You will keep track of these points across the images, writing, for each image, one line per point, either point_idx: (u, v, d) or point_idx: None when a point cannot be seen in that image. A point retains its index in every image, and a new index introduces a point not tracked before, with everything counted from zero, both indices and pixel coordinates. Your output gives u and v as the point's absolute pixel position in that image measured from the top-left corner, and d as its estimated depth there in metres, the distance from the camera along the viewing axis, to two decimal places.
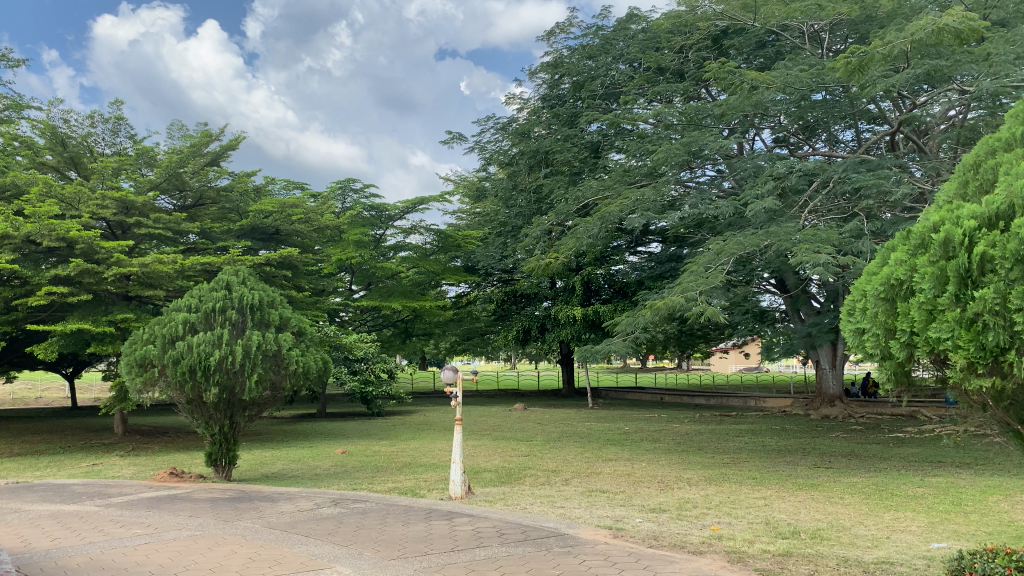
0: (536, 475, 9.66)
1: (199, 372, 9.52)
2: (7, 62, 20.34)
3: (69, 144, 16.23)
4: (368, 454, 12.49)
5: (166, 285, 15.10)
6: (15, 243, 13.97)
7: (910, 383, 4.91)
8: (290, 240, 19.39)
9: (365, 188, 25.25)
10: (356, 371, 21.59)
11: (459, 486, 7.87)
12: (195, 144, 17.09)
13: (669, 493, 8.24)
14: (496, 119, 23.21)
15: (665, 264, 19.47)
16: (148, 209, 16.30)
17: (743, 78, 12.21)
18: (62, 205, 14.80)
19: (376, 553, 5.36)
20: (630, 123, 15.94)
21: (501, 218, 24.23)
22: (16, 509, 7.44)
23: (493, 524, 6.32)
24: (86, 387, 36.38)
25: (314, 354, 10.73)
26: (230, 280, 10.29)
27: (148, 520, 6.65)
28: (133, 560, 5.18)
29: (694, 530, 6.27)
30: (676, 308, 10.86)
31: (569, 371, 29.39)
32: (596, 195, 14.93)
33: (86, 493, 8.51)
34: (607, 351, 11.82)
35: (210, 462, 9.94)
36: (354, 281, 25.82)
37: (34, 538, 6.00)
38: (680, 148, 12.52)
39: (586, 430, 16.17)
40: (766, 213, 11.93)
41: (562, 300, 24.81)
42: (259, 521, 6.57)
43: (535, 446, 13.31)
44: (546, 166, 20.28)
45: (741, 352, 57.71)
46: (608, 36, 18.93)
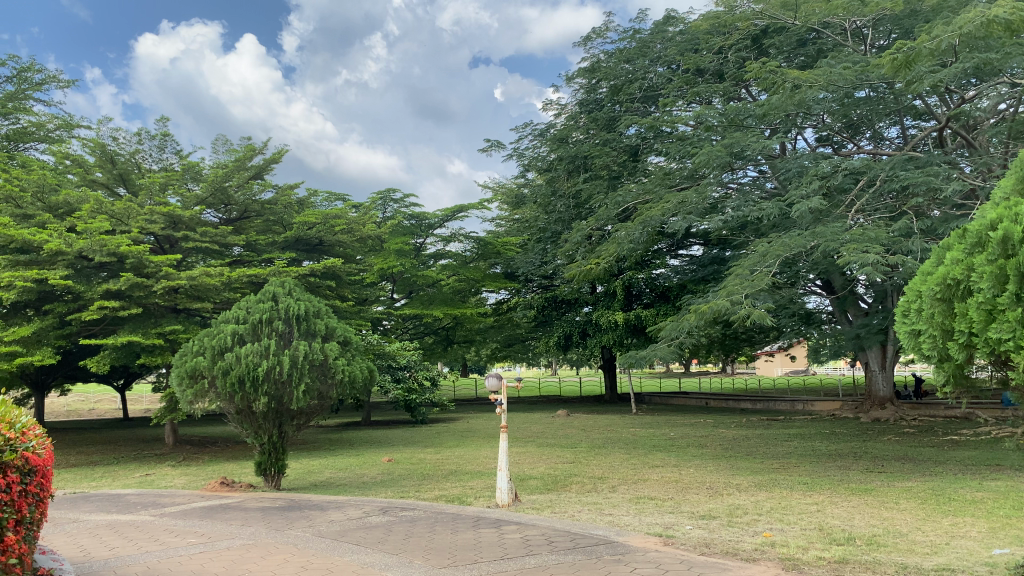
0: (584, 483, 9.59)
1: (247, 382, 9.63)
2: (59, 84, 20.98)
3: (117, 161, 16.63)
4: (415, 461, 12.57)
5: (214, 297, 15.38)
6: (68, 258, 14.39)
7: (969, 385, 4.82)
8: (333, 251, 19.63)
9: (405, 197, 25.41)
10: (400, 380, 21.61)
11: (506, 494, 7.85)
12: (240, 158, 17.41)
13: (719, 499, 8.14)
14: (534, 125, 23.35)
15: (708, 267, 19.44)
16: (195, 223, 16.64)
17: (784, 77, 11.99)
18: (112, 221, 15.18)
19: (427, 561, 5.36)
20: (669, 126, 15.77)
21: (541, 224, 24.25)
22: (74, 519, 7.62)
23: (543, 532, 6.30)
24: (137, 400, 37.43)
25: (360, 363, 10.82)
26: (276, 291, 10.44)
27: (202, 529, 6.77)
28: (189, 569, 5.28)
29: (746, 536, 6.17)
30: (721, 311, 10.68)
31: (612, 376, 29.25)
32: (637, 199, 14.88)
33: (140, 502, 8.69)
34: (651, 356, 11.64)
35: (260, 471, 10.02)
36: (396, 290, 26.01)
37: (91, 548, 6.12)
38: (722, 150, 12.37)
39: (632, 437, 16.01)
40: (812, 213, 11.69)
41: (603, 304, 24.64)
42: (310, 529, 6.65)
43: (582, 452, 13.26)
44: (585, 170, 20.56)
45: (787, 356, 57.12)
46: (645, 40, 18.93)
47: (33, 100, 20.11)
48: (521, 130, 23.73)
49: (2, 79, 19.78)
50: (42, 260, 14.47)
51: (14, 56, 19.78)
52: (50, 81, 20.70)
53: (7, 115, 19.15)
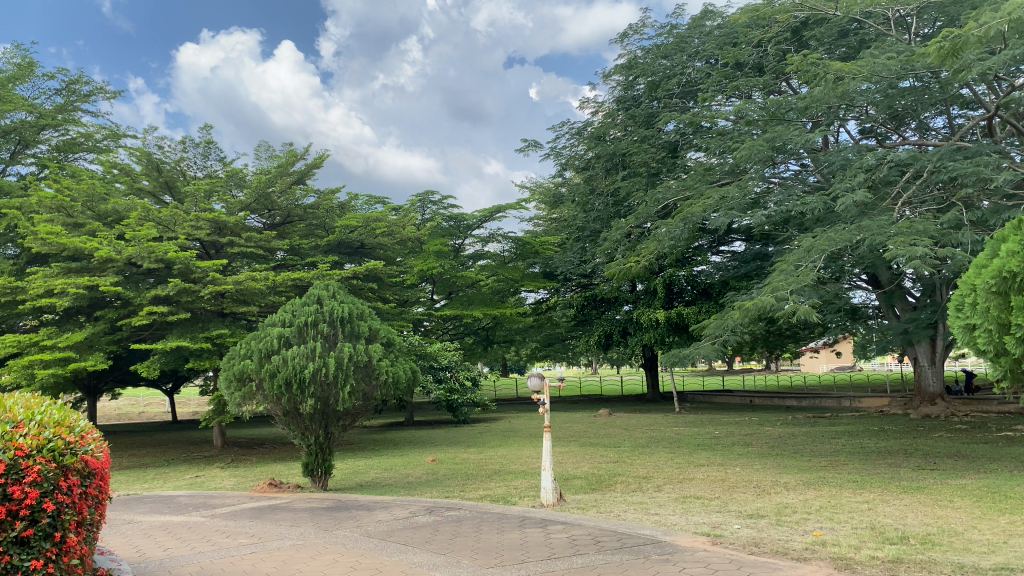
0: (629, 482, 9.53)
1: (294, 384, 9.75)
2: (105, 95, 21.47)
3: (163, 169, 16.97)
4: (459, 462, 12.62)
5: (260, 300, 15.61)
6: (119, 265, 14.75)
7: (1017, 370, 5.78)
8: (374, 253, 19.79)
9: (443, 199, 25.52)
10: (442, 380, 21.76)
11: (551, 494, 7.85)
12: (282, 164, 17.66)
13: (767, 498, 8.04)
14: (571, 123, 23.32)
15: (751, 263, 19.21)
16: (240, 228, 16.91)
17: (827, 69, 11.78)
18: (160, 228, 15.51)
19: (474, 561, 5.39)
20: (708, 121, 15.63)
21: (580, 223, 24.15)
22: (129, 520, 7.80)
23: (589, 532, 6.28)
24: (184, 403, 38.19)
25: (403, 364, 10.89)
26: (320, 294, 10.58)
27: (252, 530, 6.88)
28: (241, 569, 5.37)
29: (796, 535, 6.09)
30: (766, 308, 10.54)
31: (654, 374, 29.06)
32: (676, 196, 14.80)
33: (192, 503, 8.85)
34: (695, 354, 11.53)
35: (307, 471, 10.18)
36: (436, 291, 26.15)
37: (147, 548, 6.26)
38: (763, 144, 12.20)
39: (675, 436, 15.88)
40: (858, 206, 11.46)
41: (644, 302, 24.47)
42: (357, 529, 6.72)
43: (626, 451, 13.19)
44: (624, 167, 20.51)
45: (833, 352, 56.10)
46: (683, 34, 18.84)
47: (81, 111, 20.61)
48: (558, 129, 23.72)
49: (51, 92, 20.30)
50: (93, 267, 14.85)
51: (62, 69, 20.28)
52: (97, 93, 21.20)
53: (56, 127, 19.65)
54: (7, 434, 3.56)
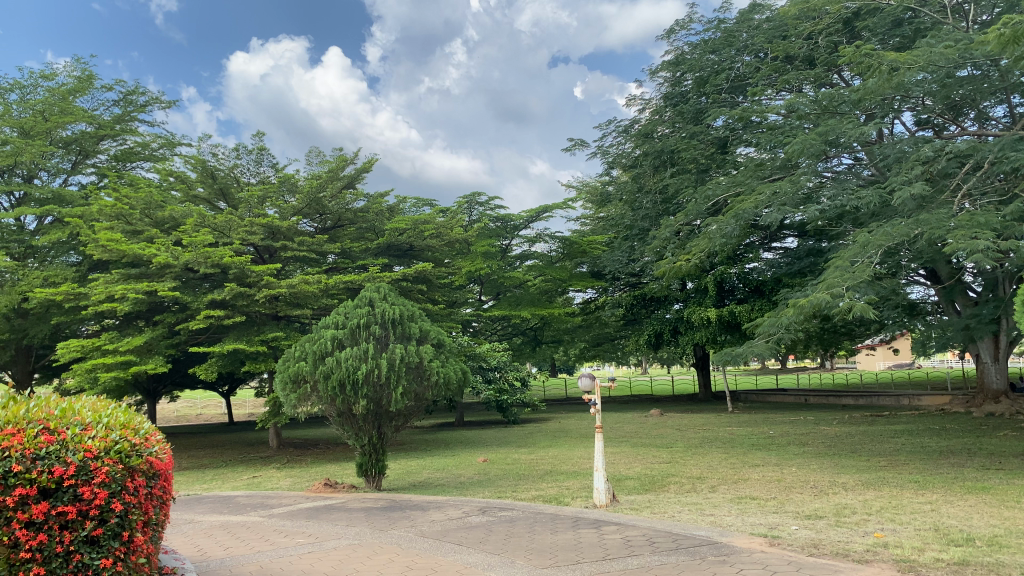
0: (682, 483, 9.45)
1: (348, 386, 9.88)
2: (160, 105, 22.01)
3: (217, 176, 17.36)
4: (511, 462, 12.65)
5: (313, 303, 15.85)
6: (176, 270, 15.13)
7: None
8: (423, 255, 19.93)
9: (490, 200, 25.61)
10: (491, 381, 21.86)
11: (604, 495, 7.82)
12: (332, 168, 17.91)
13: (825, 498, 7.89)
14: (618, 121, 23.19)
15: (805, 259, 18.88)
16: (292, 233, 17.21)
17: (881, 60, 11.49)
18: (215, 233, 15.85)
19: (529, 561, 5.40)
20: (759, 116, 15.42)
21: (627, 222, 23.99)
22: (191, 520, 7.98)
23: (643, 532, 6.25)
24: (240, 405, 39.00)
25: (454, 365, 10.93)
26: (372, 296, 10.73)
27: (309, 530, 6.98)
28: (300, 568, 5.45)
29: (856, 536, 5.97)
30: (821, 305, 10.35)
31: (706, 374, 28.74)
32: (727, 192, 14.64)
33: (250, 503, 9.03)
34: (748, 353, 11.37)
35: (361, 471, 10.35)
36: (484, 292, 26.26)
37: (208, 547, 6.40)
38: (816, 138, 11.98)
39: (728, 436, 15.68)
40: (915, 200, 11.18)
41: (695, 301, 24.20)
42: (412, 529, 6.77)
43: (678, 452, 13.06)
44: (672, 164, 20.35)
45: (890, 349, 54.74)
46: (731, 29, 18.65)
47: (138, 121, 21.17)
48: (605, 128, 23.62)
49: (109, 103, 20.89)
50: (151, 273, 15.24)
51: (120, 81, 20.86)
52: (153, 103, 21.76)
53: (115, 137, 20.21)
54: (76, 437, 3.68)
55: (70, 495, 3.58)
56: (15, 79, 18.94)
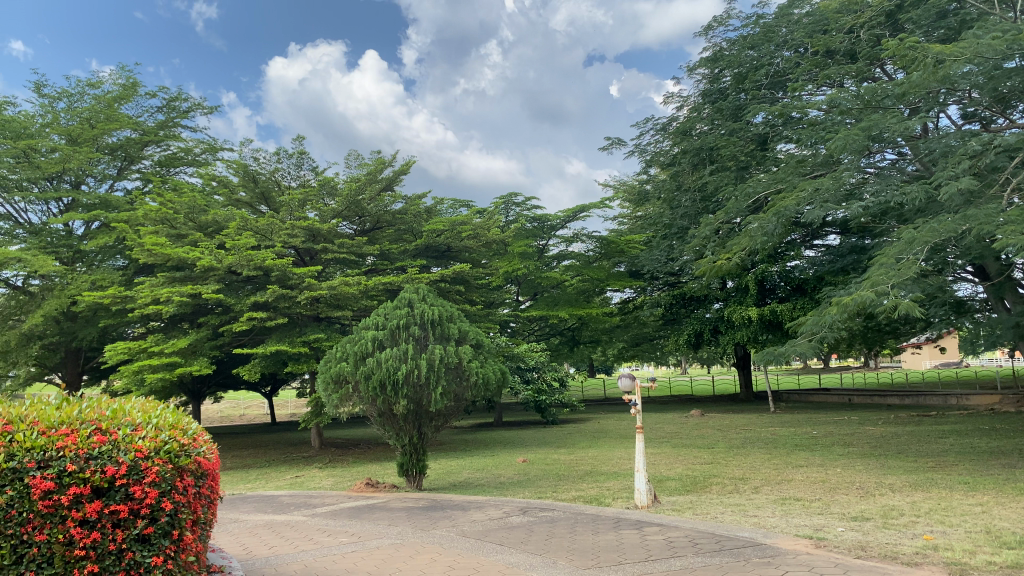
0: (724, 483, 9.37)
1: (388, 386, 9.96)
2: (202, 111, 22.39)
3: (259, 181, 17.67)
4: (550, 462, 12.63)
5: (353, 304, 15.99)
6: (220, 273, 15.39)
7: None
8: (460, 256, 19.99)
9: (527, 200, 25.61)
10: (529, 381, 21.91)
11: (646, 495, 7.77)
12: (370, 171, 18.06)
13: (871, 500, 7.75)
14: (656, 120, 23.06)
15: (848, 257, 18.55)
16: (332, 235, 17.40)
17: (926, 52, 11.28)
18: (257, 236, 16.09)
19: (571, 562, 5.38)
20: (799, 111, 15.21)
21: (665, 221, 23.81)
22: (236, 519, 8.11)
23: (685, 534, 6.20)
24: (282, 405, 39.51)
25: (493, 365, 10.93)
26: (411, 297, 10.80)
27: (352, 529, 7.04)
28: (343, 567, 5.50)
29: (905, 539, 5.85)
30: (866, 304, 10.16)
31: (747, 373, 28.43)
32: (768, 189, 14.47)
33: (293, 503, 9.15)
34: (791, 352, 11.21)
35: (402, 471, 10.44)
36: (521, 292, 26.28)
37: (254, 546, 6.49)
38: (859, 133, 11.80)
39: (771, 436, 15.49)
40: (963, 195, 10.92)
41: (735, 300, 23.93)
42: (454, 528, 6.80)
43: (720, 452, 12.95)
44: (711, 162, 20.18)
45: (936, 348, 53.55)
46: (770, 25, 18.51)
47: (180, 127, 21.55)
48: (643, 126, 23.50)
49: (153, 110, 21.30)
50: (195, 276, 15.52)
51: (163, 88, 21.27)
52: (195, 109, 22.15)
53: (159, 143, 20.61)
54: (127, 437, 3.75)
55: (123, 494, 3.66)
56: (63, 87, 19.41)
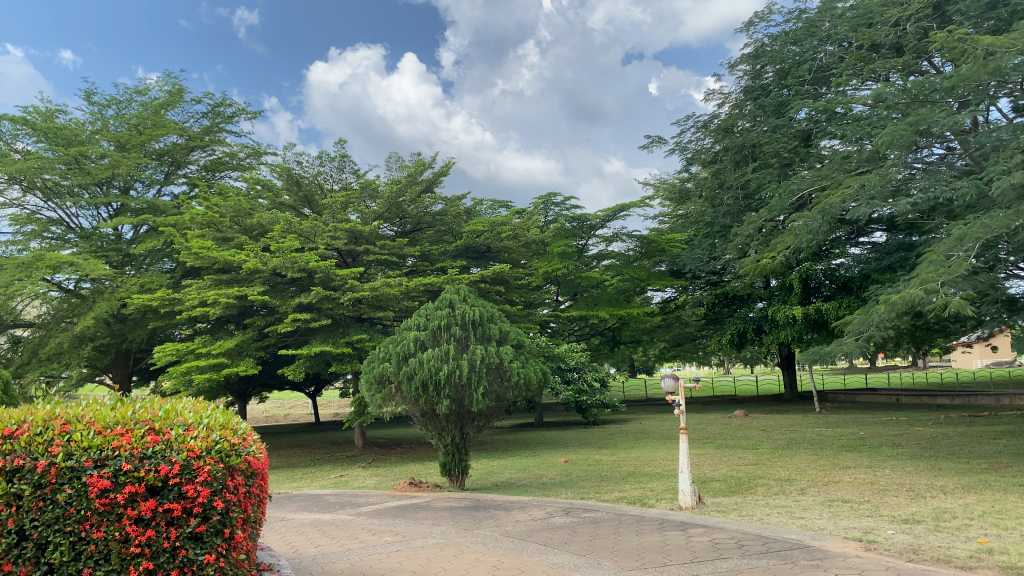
0: (770, 485, 9.26)
1: (430, 386, 10.03)
2: (247, 116, 22.78)
3: (303, 184, 17.96)
4: (592, 463, 12.61)
5: (394, 306, 16.11)
6: (265, 276, 15.63)
7: None
8: (500, 256, 20.03)
9: (566, 200, 25.60)
10: (570, 381, 21.90)
11: (690, 496, 7.71)
12: (411, 173, 18.20)
13: (922, 502, 7.59)
14: (696, 117, 22.89)
15: (895, 254, 18.17)
16: (374, 237, 17.56)
17: (975, 44, 11.04)
18: (301, 239, 16.31)
19: (616, 563, 5.36)
20: (844, 107, 14.97)
21: (706, 219, 23.59)
22: (283, 518, 8.23)
23: (732, 535, 6.14)
24: (325, 405, 40.00)
25: (535, 365, 10.91)
26: (452, 298, 10.86)
27: (397, 528, 7.09)
28: (389, 566, 5.55)
29: (958, 542, 5.73)
30: (915, 302, 9.96)
31: (791, 373, 28.04)
32: (813, 186, 14.26)
33: (338, 502, 9.26)
34: (838, 352, 11.03)
35: (445, 471, 10.50)
36: (561, 292, 26.25)
37: (302, 544, 6.59)
38: (906, 128, 11.58)
39: (817, 437, 15.26)
40: (1016, 189, 10.63)
41: (779, 298, 23.62)
42: (497, 528, 6.82)
43: (764, 453, 12.81)
44: (753, 159, 19.97)
45: (988, 347, 52.19)
46: (813, 19, 18.28)
47: (225, 132, 21.95)
48: (683, 123, 23.35)
49: (199, 115, 21.72)
50: (241, 278, 15.78)
51: (208, 94, 21.67)
52: (239, 114, 22.53)
53: (204, 148, 21.01)
54: (180, 437, 3.83)
55: (176, 493, 3.73)
56: (112, 95, 19.89)
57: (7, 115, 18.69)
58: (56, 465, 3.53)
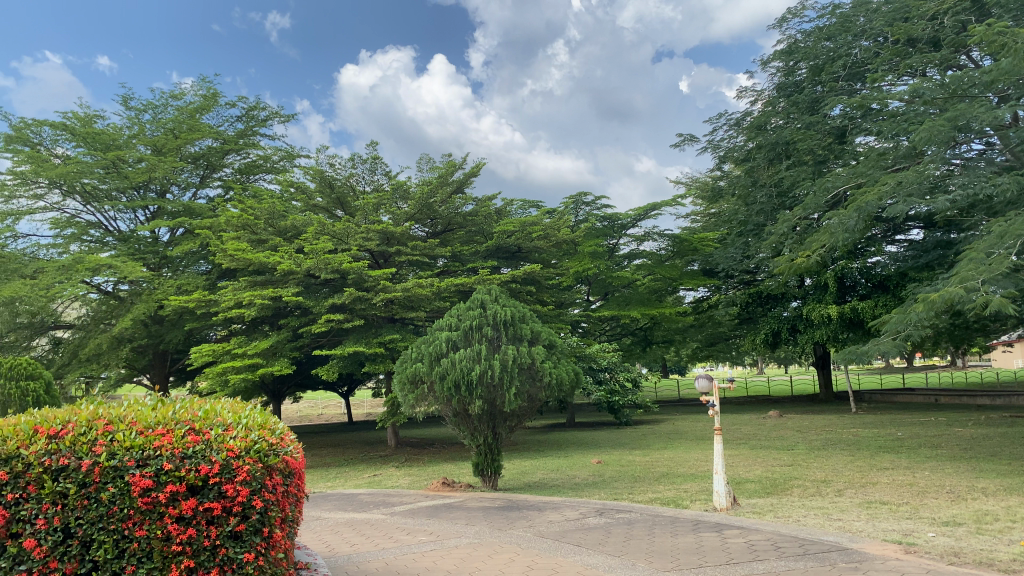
0: (806, 486, 9.16)
1: (463, 386, 10.06)
2: (280, 119, 23.04)
3: (335, 186, 18.10)
4: (625, 463, 12.56)
5: (426, 306, 16.18)
6: (299, 277, 15.80)
7: None
8: (531, 257, 20.03)
9: (597, 200, 25.54)
10: (602, 381, 21.86)
11: (724, 497, 7.65)
12: (442, 174, 18.27)
13: (963, 504, 7.46)
14: (728, 115, 22.69)
15: (933, 252, 17.87)
16: (406, 238, 17.66)
17: (1015, 38, 10.81)
18: (334, 240, 16.45)
19: (651, 564, 5.34)
20: (879, 102, 14.75)
21: (739, 218, 23.39)
22: (319, 517, 8.32)
23: (767, 537, 6.08)
24: (358, 405, 40.33)
25: (567, 365, 10.89)
26: (484, 298, 10.88)
27: (431, 528, 7.13)
28: (424, 565, 5.59)
29: (1000, 545, 5.62)
30: (954, 301, 9.80)
31: (826, 373, 27.70)
32: (848, 183, 14.08)
33: (373, 501, 9.33)
34: (875, 352, 10.88)
35: (478, 471, 10.53)
36: (592, 292, 26.20)
37: (337, 543, 6.65)
38: (945, 124, 11.38)
39: (854, 438, 15.07)
40: None
41: (814, 297, 23.34)
42: (531, 529, 6.83)
43: (800, 454, 12.69)
44: (787, 156, 19.75)
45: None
46: (848, 14, 17.95)
47: (259, 135, 22.22)
48: (715, 121, 23.17)
49: (233, 119, 22.01)
50: (275, 280, 15.95)
51: (242, 98, 21.96)
52: (273, 117, 22.80)
53: (239, 151, 21.29)
54: (219, 437, 3.88)
55: (216, 492, 3.78)
56: (149, 100, 20.23)
57: (47, 121, 19.09)
58: (100, 464, 3.61)
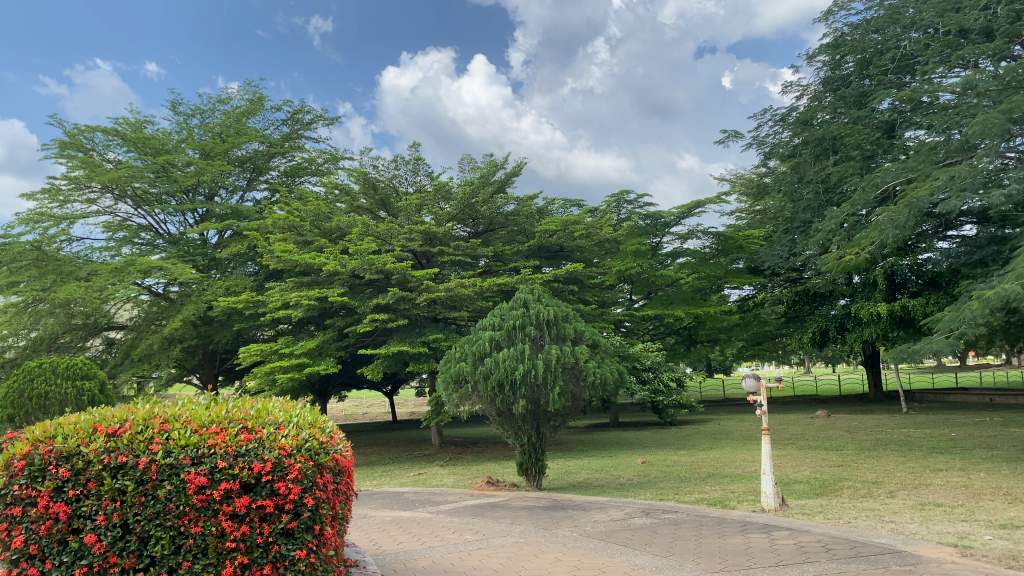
0: (856, 487, 8.99)
1: (506, 385, 10.09)
2: (324, 122, 23.34)
3: (379, 187, 18.26)
4: (671, 464, 12.45)
5: (469, 306, 16.24)
6: (344, 278, 15.99)
7: None
8: (573, 256, 19.98)
9: (639, 198, 25.39)
10: (646, 381, 21.73)
11: (772, 498, 7.56)
12: (483, 174, 18.32)
13: (1021, 507, 7.25)
14: (773, 111, 22.37)
15: (986, 248, 17.42)
16: (448, 238, 17.74)
17: None
18: (378, 241, 16.59)
19: (698, 565, 5.30)
20: (930, 96, 14.41)
21: (785, 215, 23.07)
22: (366, 514, 8.41)
23: (817, 539, 5.99)
24: (403, 404, 40.71)
25: (611, 365, 10.80)
26: (526, 298, 10.87)
27: (476, 527, 7.17)
28: (471, 564, 5.62)
29: None
30: (1011, 298, 9.54)
31: (876, 373, 27.15)
32: (897, 179, 13.79)
33: (419, 499, 9.41)
34: (926, 351, 10.65)
35: (522, 470, 10.55)
36: (635, 291, 26.07)
37: (384, 541, 6.72)
38: (999, 116, 11.09)
39: (905, 439, 14.77)
40: None
41: (863, 295, 22.91)
42: (577, 528, 6.82)
43: (850, 454, 12.46)
44: (834, 152, 19.41)
45: None
46: (896, 6, 17.52)
47: (304, 138, 22.53)
48: (760, 118, 22.85)
49: (279, 123, 22.36)
50: (321, 280, 16.15)
51: (287, 102, 22.30)
52: (317, 120, 23.09)
53: (284, 154, 21.61)
54: (271, 436, 3.96)
55: (268, 490, 3.85)
56: (196, 105, 20.65)
57: (100, 127, 19.60)
58: (157, 461, 3.70)
